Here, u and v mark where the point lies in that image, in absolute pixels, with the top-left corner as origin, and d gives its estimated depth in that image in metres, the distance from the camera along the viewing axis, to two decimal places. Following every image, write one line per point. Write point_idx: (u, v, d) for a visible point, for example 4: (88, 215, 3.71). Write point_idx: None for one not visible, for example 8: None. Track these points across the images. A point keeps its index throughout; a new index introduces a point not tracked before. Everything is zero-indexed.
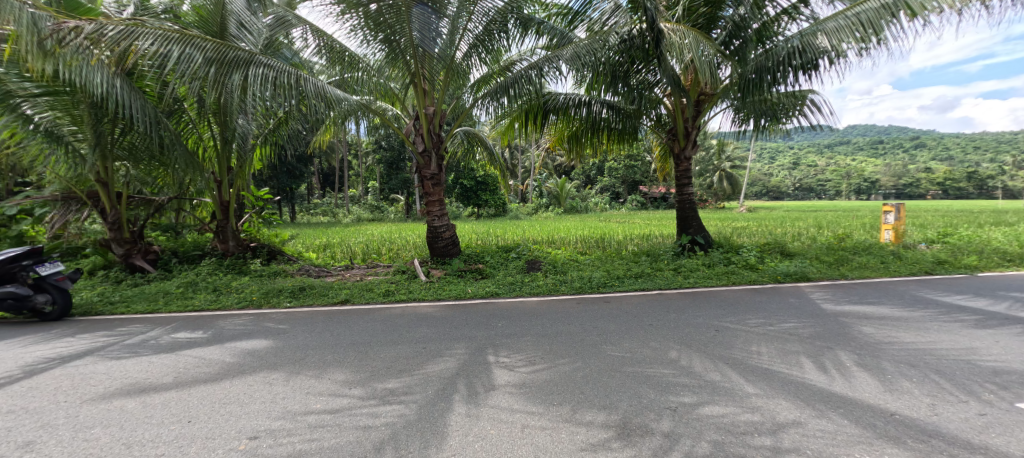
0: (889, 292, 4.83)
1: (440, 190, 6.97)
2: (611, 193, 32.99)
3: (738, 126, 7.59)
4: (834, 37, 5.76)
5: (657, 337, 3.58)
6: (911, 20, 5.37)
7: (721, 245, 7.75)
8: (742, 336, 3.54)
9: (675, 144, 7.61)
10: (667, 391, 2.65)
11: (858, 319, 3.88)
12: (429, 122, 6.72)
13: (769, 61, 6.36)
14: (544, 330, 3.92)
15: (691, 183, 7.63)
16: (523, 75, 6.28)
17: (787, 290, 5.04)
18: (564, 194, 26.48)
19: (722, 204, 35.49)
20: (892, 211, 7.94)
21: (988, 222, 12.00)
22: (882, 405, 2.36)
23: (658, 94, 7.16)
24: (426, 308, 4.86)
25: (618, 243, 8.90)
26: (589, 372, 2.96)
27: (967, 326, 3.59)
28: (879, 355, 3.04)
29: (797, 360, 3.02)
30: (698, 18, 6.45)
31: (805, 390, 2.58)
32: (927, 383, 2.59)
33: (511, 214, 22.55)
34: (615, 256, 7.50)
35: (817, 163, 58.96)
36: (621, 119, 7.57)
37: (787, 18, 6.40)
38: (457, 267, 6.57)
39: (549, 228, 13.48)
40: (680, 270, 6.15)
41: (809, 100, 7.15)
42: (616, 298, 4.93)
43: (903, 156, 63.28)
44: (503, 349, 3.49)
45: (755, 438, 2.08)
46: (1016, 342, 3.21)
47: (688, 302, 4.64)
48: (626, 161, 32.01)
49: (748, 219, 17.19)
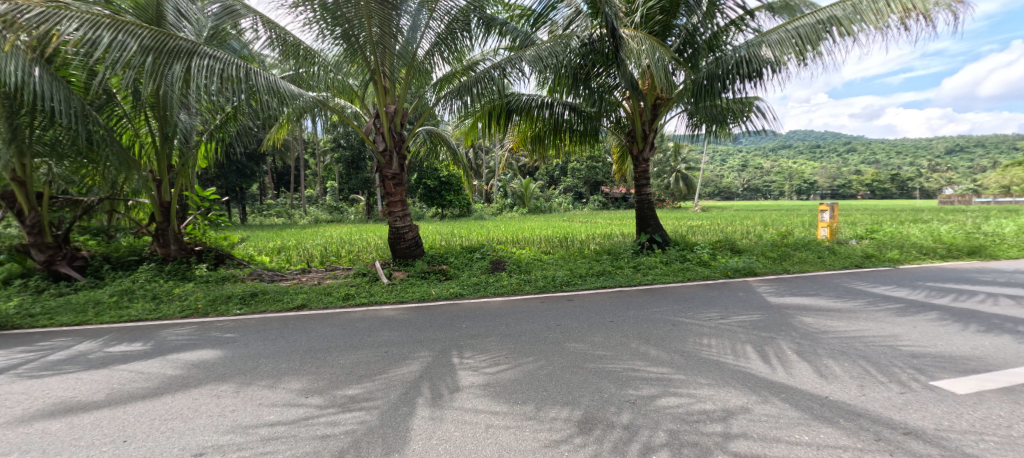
0: (826, 285, 5.25)
1: (403, 191, 6.83)
2: (574, 193, 33.64)
3: (691, 129, 7.95)
4: (776, 49, 6.08)
5: (618, 333, 3.68)
6: (842, 37, 5.83)
7: (677, 243, 8.06)
8: (696, 329, 3.73)
9: (633, 146, 7.83)
10: (627, 384, 2.74)
11: (799, 310, 4.18)
12: (391, 120, 6.55)
13: (719, 69, 6.54)
14: (508, 330, 3.93)
15: (649, 184, 7.88)
16: (485, 75, 6.26)
17: (737, 285, 5.36)
18: (528, 194, 26.73)
19: (678, 204, 37.14)
20: (828, 210, 8.59)
21: (906, 220, 13.33)
22: (819, 389, 2.57)
23: (618, 97, 7.44)
24: (388, 311, 4.73)
25: (581, 242, 9.08)
26: (552, 370, 3.00)
27: (890, 314, 3.97)
28: (817, 343, 3.29)
29: (744, 350, 3.22)
30: (654, 26, 6.77)
31: (751, 378, 2.76)
32: (856, 367, 2.84)
33: (475, 214, 22.46)
34: (578, 255, 7.64)
35: (763, 165, 63.09)
36: (582, 121, 7.72)
37: (735, 29, 6.76)
38: (420, 268, 6.44)
39: (514, 228, 13.58)
40: (639, 268, 6.37)
41: (755, 106, 7.52)
42: (579, 296, 5.04)
43: (837, 159, 68.99)
44: (468, 350, 3.47)
45: (707, 426, 2.22)
46: (929, 327, 3.60)
47: (646, 298, 4.83)
48: (588, 162, 32.86)
49: (702, 218, 18.00)
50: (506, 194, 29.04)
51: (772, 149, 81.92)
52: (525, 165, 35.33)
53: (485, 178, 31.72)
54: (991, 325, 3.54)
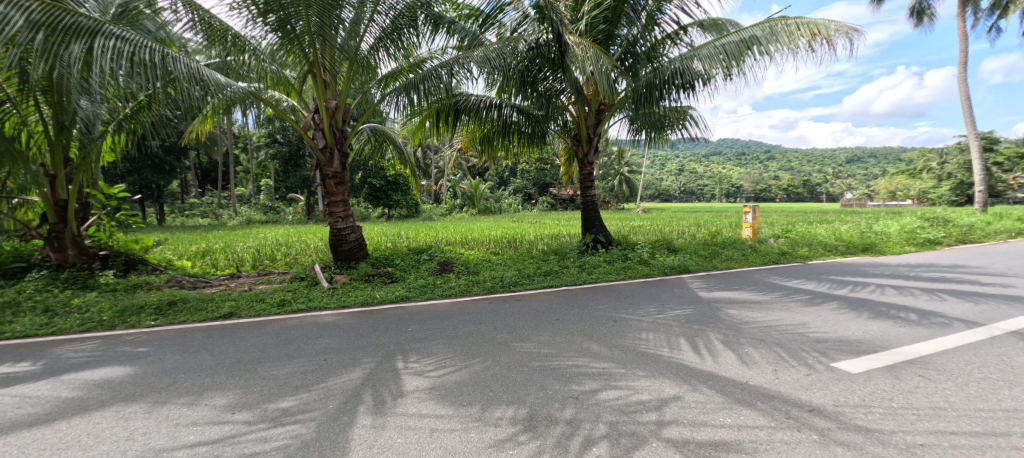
0: (748, 280, 5.76)
1: (344, 191, 6.52)
2: (523, 195, 34.09)
3: (632, 135, 8.36)
4: (706, 63, 6.60)
5: (563, 331, 3.78)
6: (762, 55, 6.40)
7: (619, 243, 8.43)
8: (635, 324, 3.92)
9: (579, 149, 8.09)
10: (570, 380, 2.82)
11: (725, 303, 4.55)
12: (331, 116, 6.22)
13: (657, 78, 7.00)
14: (456, 332, 3.89)
15: (593, 186, 8.17)
16: (433, 73, 6.16)
17: (673, 281, 5.73)
18: (478, 195, 26.67)
19: (621, 206, 38.98)
20: (751, 212, 9.42)
21: (813, 221, 15.03)
22: (740, 376, 2.81)
23: (564, 101, 7.65)
24: (328, 317, 4.49)
25: (529, 243, 9.21)
26: (498, 370, 3.02)
27: (800, 304, 4.44)
28: (740, 333, 3.60)
29: (677, 343, 3.44)
30: (598, 34, 7.05)
31: (683, 368, 2.96)
32: (771, 354, 3.15)
33: (423, 215, 22.01)
34: (526, 256, 7.73)
35: (697, 170, 68.03)
36: (530, 123, 7.83)
37: (670, 42, 7.17)
38: (363, 271, 6.18)
39: (462, 228, 13.47)
40: (584, 267, 6.58)
41: (689, 115, 8.15)
42: (526, 296, 5.11)
43: (759, 165, 76.15)
44: (413, 354, 3.38)
45: (644, 415, 2.35)
46: (830, 314, 4.08)
47: (590, 296, 5.00)
48: (537, 164, 33.50)
49: (642, 219, 19.01)
50: (456, 194, 28.78)
51: (706, 155, 88.58)
52: (475, 166, 35.25)
53: (433, 179, 31.18)
54: (877, 311, 4.10)
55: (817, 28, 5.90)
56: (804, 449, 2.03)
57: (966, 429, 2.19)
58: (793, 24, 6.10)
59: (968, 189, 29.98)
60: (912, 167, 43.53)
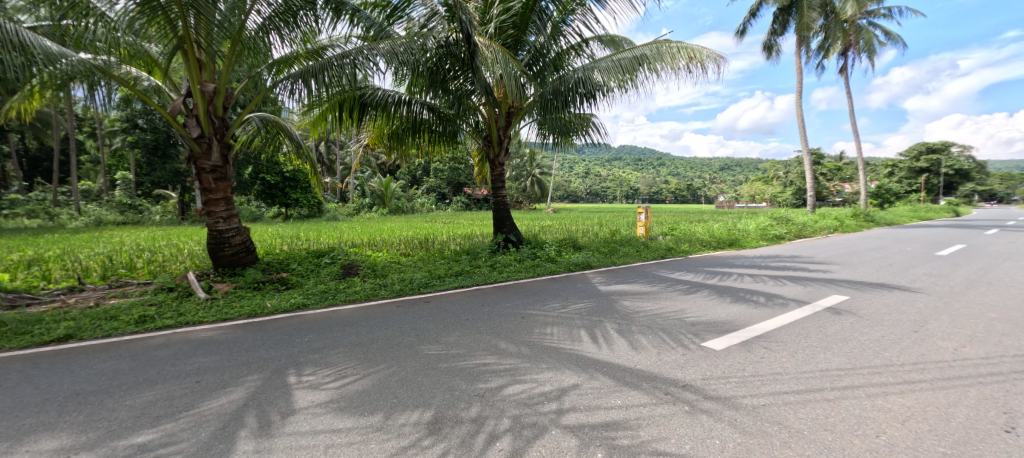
0: (640, 273, 6.39)
1: (226, 187, 5.76)
2: (437, 194, 33.54)
3: (541, 138, 8.72)
4: (605, 75, 7.12)
5: (472, 330, 3.81)
6: (651, 72, 7.15)
7: (530, 242, 8.73)
8: (541, 320, 4.11)
9: (490, 150, 8.20)
10: (477, 379, 2.85)
11: (620, 295, 5.00)
12: (208, 101, 5.48)
13: (562, 86, 7.34)
14: (358, 339, 3.68)
15: (504, 187, 8.36)
16: (333, 62, 5.74)
17: (576, 277, 6.12)
18: (389, 194, 25.60)
19: (534, 206, 40.62)
20: (644, 212, 10.47)
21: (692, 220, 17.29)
22: (630, 361, 3.12)
23: (476, 102, 7.72)
24: (204, 332, 3.91)
25: (441, 243, 9.09)
26: (404, 375, 2.92)
27: (680, 293, 5.07)
28: (632, 322, 3.98)
29: (578, 335, 3.69)
30: (507, 38, 7.23)
31: (581, 358, 3.19)
32: (655, 338, 3.55)
33: (327, 215, 20.42)
34: (437, 257, 7.61)
35: (602, 174, 73.68)
36: (441, 122, 7.76)
37: (574, 53, 7.63)
38: (251, 278, 5.51)
39: (371, 229, 12.78)
40: (495, 266, 6.70)
41: (592, 122, 8.71)
42: (436, 297, 5.03)
43: (653, 171, 85.24)
44: (308, 366, 3.11)
45: (545, 405, 2.48)
46: (702, 301, 4.73)
47: (500, 295, 5.12)
48: (451, 164, 33.27)
49: (551, 219, 19.95)
50: (365, 193, 27.21)
51: (610, 160, 96.38)
52: (385, 164, 33.75)
53: (339, 176, 29.03)
54: (736, 296, 4.86)
55: (693, 53, 6.76)
56: (678, 420, 2.32)
57: (794, 388, 2.71)
58: (675, 46, 6.90)
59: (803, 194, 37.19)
60: (766, 175, 52.61)
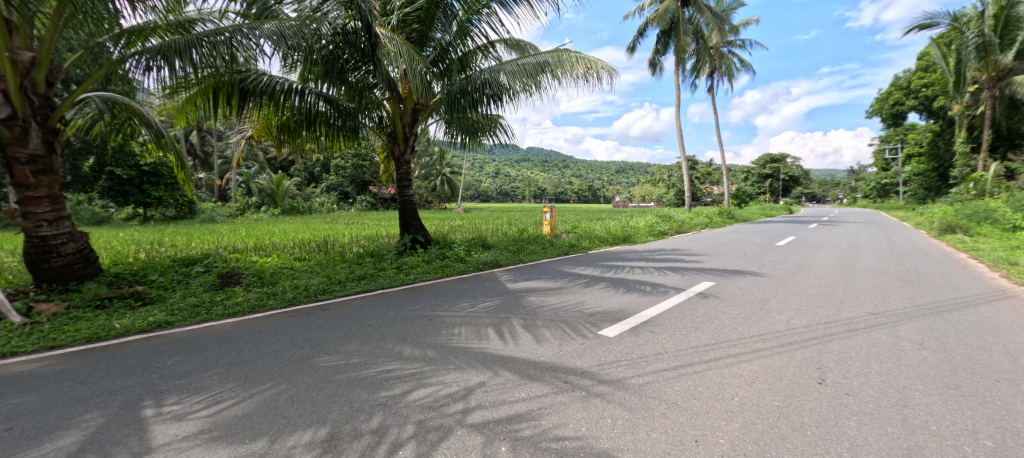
0: (545, 270, 6.72)
1: (51, 183, 4.63)
2: (338, 193, 31.16)
3: (450, 137, 8.64)
4: (510, 78, 7.32)
5: (375, 337, 3.62)
6: (553, 79, 7.52)
7: (438, 242, 8.58)
8: (448, 321, 4.08)
9: (395, 147, 7.88)
10: (380, 387, 2.72)
11: (527, 292, 5.19)
12: (25, 74, 4.44)
13: (469, 86, 7.36)
14: (240, 356, 3.24)
15: (410, 185, 8.09)
16: (203, 40, 5.01)
17: (485, 276, 6.20)
18: (281, 192, 23.13)
19: (444, 206, 40.19)
20: (549, 211, 11.01)
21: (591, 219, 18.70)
22: (534, 354, 3.25)
23: (379, 96, 7.36)
24: (18, 366, 3.08)
25: (342, 245, 8.48)
26: (295, 392, 2.65)
27: (580, 287, 5.44)
28: (537, 317, 4.17)
29: (485, 333, 3.74)
30: (411, 32, 7.10)
31: (488, 356, 3.24)
32: (557, 330, 3.76)
33: (201, 216, 17.67)
34: (337, 260, 7.07)
35: (513, 174, 75.84)
36: (340, 116, 7.24)
37: (481, 55, 7.70)
38: (91, 294, 4.51)
39: (258, 232, 11.35)
40: (402, 268, 6.46)
41: (499, 123, 8.89)
42: (336, 304, 4.67)
43: (559, 173, 90.27)
44: (172, 394, 2.65)
45: (450, 406, 2.46)
46: (599, 292, 5.14)
47: (406, 297, 4.95)
48: (354, 160, 31.20)
49: (461, 219, 19.85)
50: (250, 191, 24.09)
51: (519, 161, 99.60)
52: (276, 159, 30.37)
53: (217, 171, 25.28)
54: (627, 287, 5.38)
55: (590, 63, 7.29)
56: (575, 406, 2.49)
57: (671, 364, 3.10)
58: (573, 55, 7.36)
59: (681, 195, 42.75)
60: (654, 178, 59.32)
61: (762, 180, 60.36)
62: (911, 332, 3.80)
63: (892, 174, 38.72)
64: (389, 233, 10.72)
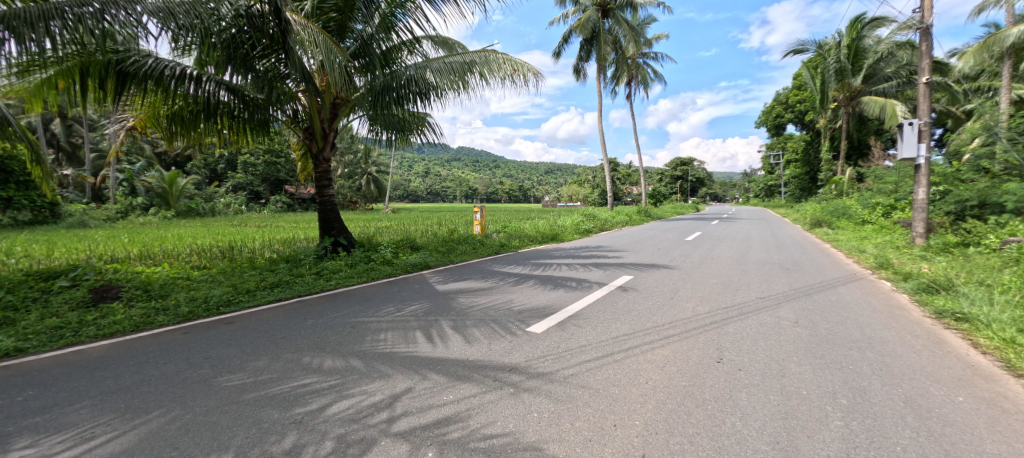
0: (476, 270, 6.72)
1: None
2: (247, 193, 28.20)
3: (374, 134, 8.30)
4: (438, 76, 7.21)
5: (290, 349, 3.34)
6: (481, 79, 7.53)
7: (364, 244, 8.16)
8: (373, 327, 3.90)
9: (312, 144, 7.37)
10: (295, 403, 2.51)
11: (457, 293, 5.15)
12: None
13: (393, 81, 7.12)
14: (119, 383, 2.79)
15: (331, 185, 7.60)
16: (65, 10, 4.25)
17: (414, 278, 6.04)
18: (175, 190, 20.39)
19: (371, 207, 38.36)
20: (480, 211, 11.02)
21: (521, 218, 19.08)
22: (463, 355, 3.24)
23: (293, 88, 6.83)
24: None
25: (252, 251, 7.71)
26: (190, 418, 2.34)
27: (510, 286, 5.53)
28: (466, 317, 4.15)
29: (413, 337, 3.64)
30: (329, 21, 6.69)
31: (415, 360, 3.16)
32: (487, 330, 3.79)
33: (67, 220, 14.89)
34: (245, 267, 6.41)
35: (444, 174, 74.78)
36: (246, 108, 6.61)
37: (407, 50, 7.46)
38: None
39: (145, 237, 9.87)
40: (322, 274, 6.04)
41: (428, 122, 8.71)
42: (243, 316, 4.23)
43: (491, 173, 90.85)
44: (21, 437, 2.18)
45: (374, 417, 2.35)
46: (529, 290, 5.27)
47: (327, 304, 4.64)
48: (266, 157, 28.41)
49: (388, 220, 19.10)
50: (134, 191, 20.80)
51: (451, 161, 98.37)
52: (168, 154, 26.61)
53: (89, 166, 21.46)
54: (555, 284, 5.59)
55: (517, 66, 7.42)
56: (503, 403, 2.52)
57: (594, 355, 3.28)
58: (501, 57, 7.43)
59: (605, 195, 45.43)
60: (580, 179, 62.26)
61: (675, 181, 66.35)
62: (788, 313, 4.44)
63: (776, 177, 44.87)
64: (308, 236, 9.96)
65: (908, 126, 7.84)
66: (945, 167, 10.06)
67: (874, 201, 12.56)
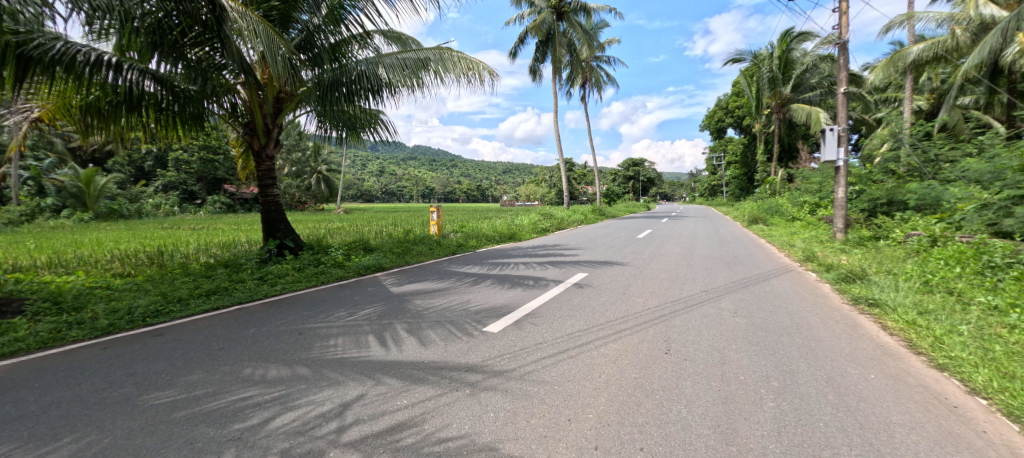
0: (432, 271, 6.61)
1: None
2: (180, 193, 25.96)
3: (323, 131, 7.99)
4: (390, 73, 7.02)
5: (229, 360, 3.12)
6: (436, 77, 7.42)
7: (313, 246, 7.76)
8: (323, 333, 3.73)
9: (254, 141, 6.93)
10: (234, 418, 2.35)
11: (413, 295, 5.04)
12: None
13: (343, 76, 6.89)
14: (21, 408, 2.47)
15: (275, 184, 7.18)
16: None
17: (367, 281, 5.84)
18: (94, 187, 18.37)
19: (321, 207, 36.65)
20: (436, 211, 10.85)
21: (479, 218, 19.00)
22: (419, 358, 3.18)
23: (230, 80, 6.41)
24: None
25: (186, 256, 7.10)
26: (110, 442, 2.12)
27: (467, 286, 5.49)
28: (422, 319, 4.08)
29: (366, 341, 3.53)
30: (271, 10, 6.28)
31: (368, 364, 3.06)
32: (444, 331, 3.74)
33: None
34: (177, 273, 5.89)
35: (401, 173, 72.94)
36: (176, 100, 6.17)
37: (358, 45, 7.17)
38: None
39: (55, 243, 8.78)
40: (265, 279, 5.68)
41: (381, 120, 8.46)
42: (174, 327, 3.88)
43: (448, 173, 89.72)
44: None
45: (323, 427, 2.25)
46: (486, 290, 5.27)
47: (272, 311, 4.37)
48: (202, 154, 26.25)
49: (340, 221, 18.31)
50: (43, 191, 18.47)
51: (407, 160, 96.07)
52: (84, 149, 23.89)
53: None
54: (512, 283, 5.62)
55: (472, 65, 7.38)
56: (459, 404, 2.50)
57: (550, 352, 3.34)
58: (455, 55, 7.35)
59: (561, 195, 46.38)
60: (538, 179, 63.06)
61: (628, 181, 68.97)
62: (728, 304, 4.77)
63: (719, 177, 47.93)
64: (250, 239, 9.33)
65: (829, 131, 8.66)
66: (859, 169, 11.23)
67: (802, 199, 13.78)
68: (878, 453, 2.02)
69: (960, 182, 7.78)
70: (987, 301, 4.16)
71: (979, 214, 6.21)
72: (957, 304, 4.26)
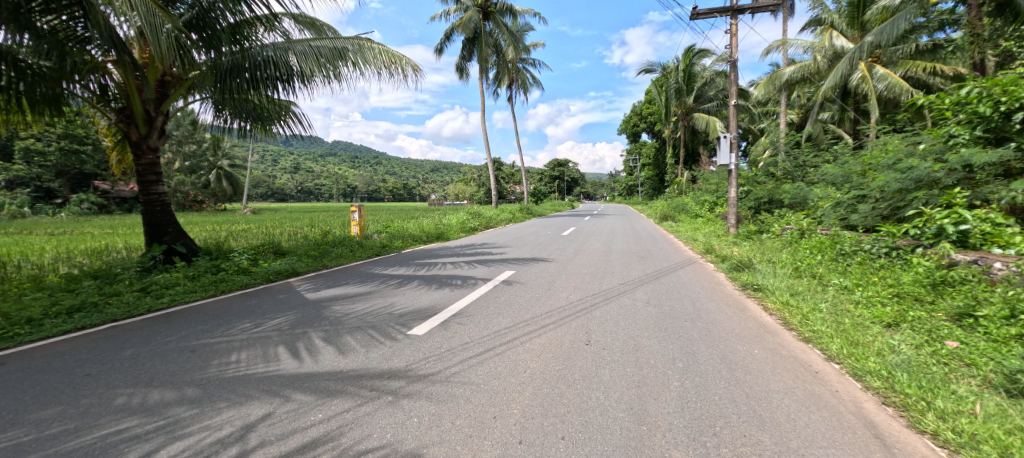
0: (353, 274, 6.25)
1: None
2: (31, 190, 21.39)
3: (222, 122, 7.16)
4: (302, 61, 6.47)
5: (99, 388, 2.66)
6: (354, 68, 6.99)
7: (210, 251, 6.87)
8: (222, 348, 3.34)
9: (131, 130, 5.99)
10: (103, 456, 1.99)
11: (331, 301, 4.72)
12: None
13: (245, 62, 6.24)
14: None
15: (160, 181, 6.24)
16: None
17: (278, 288, 5.34)
18: None
19: (223, 207, 32.67)
20: (358, 211, 10.25)
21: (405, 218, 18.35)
22: (337, 367, 2.99)
23: (98, 57, 5.51)
24: None
25: (37, 267, 5.86)
26: None
27: (392, 288, 5.28)
28: (341, 326, 3.84)
29: (275, 353, 3.23)
30: None
31: (277, 379, 2.80)
32: (365, 337, 3.57)
33: None
34: (24, 288, 4.84)
35: (319, 171, 67.80)
36: (21, 78, 5.10)
37: (263, 28, 6.50)
38: None
39: None
40: (148, 290, 4.91)
41: (292, 111, 7.79)
42: (19, 354, 3.19)
43: (373, 170, 85.41)
44: None
45: (220, 454, 2.02)
46: (411, 292, 5.11)
47: (156, 327, 3.79)
48: (62, 143, 21.86)
49: (245, 222, 16.50)
50: None
51: (327, 156, 89.54)
52: None
53: None
54: (439, 284, 5.53)
55: (393, 58, 7.08)
56: (380, 413, 2.41)
57: (476, 351, 3.35)
58: (376, 47, 7.00)
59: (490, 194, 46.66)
60: (467, 178, 62.71)
61: (555, 181, 71.66)
62: (642, 294, 5.21)
63: (635, 178, 51.89)
64: (128, 245, 7.97)
65: (724, 138, 9.82)
66: (746, 172, 12.89)
67: (703, 198, 15.44)
68: (760, 417, 2.35)
69: (820, 184, 9.32)
70: (840, 282, 5.04)
71: (834, 210, 7.50)
72: (818, 286, 5.10)
